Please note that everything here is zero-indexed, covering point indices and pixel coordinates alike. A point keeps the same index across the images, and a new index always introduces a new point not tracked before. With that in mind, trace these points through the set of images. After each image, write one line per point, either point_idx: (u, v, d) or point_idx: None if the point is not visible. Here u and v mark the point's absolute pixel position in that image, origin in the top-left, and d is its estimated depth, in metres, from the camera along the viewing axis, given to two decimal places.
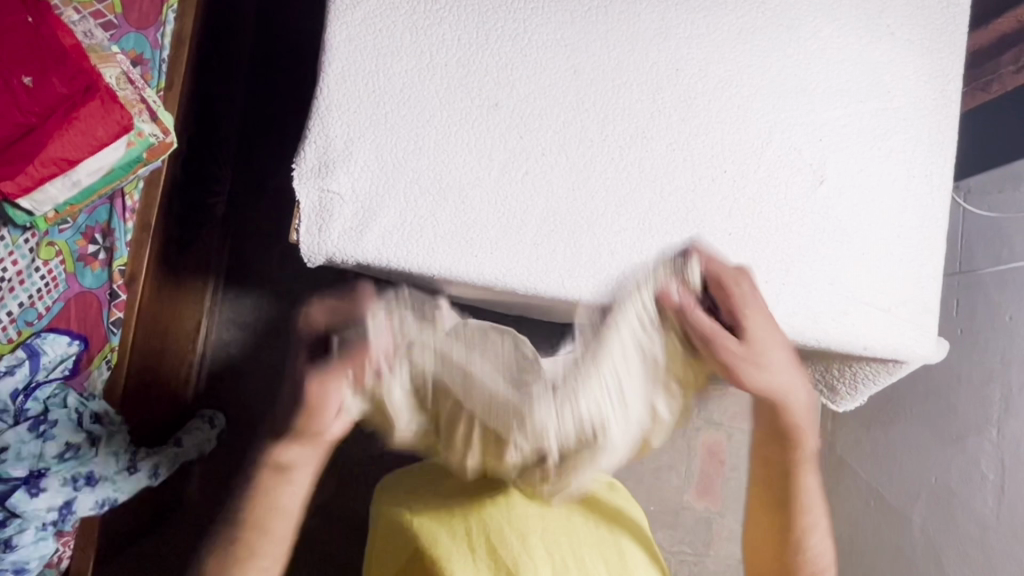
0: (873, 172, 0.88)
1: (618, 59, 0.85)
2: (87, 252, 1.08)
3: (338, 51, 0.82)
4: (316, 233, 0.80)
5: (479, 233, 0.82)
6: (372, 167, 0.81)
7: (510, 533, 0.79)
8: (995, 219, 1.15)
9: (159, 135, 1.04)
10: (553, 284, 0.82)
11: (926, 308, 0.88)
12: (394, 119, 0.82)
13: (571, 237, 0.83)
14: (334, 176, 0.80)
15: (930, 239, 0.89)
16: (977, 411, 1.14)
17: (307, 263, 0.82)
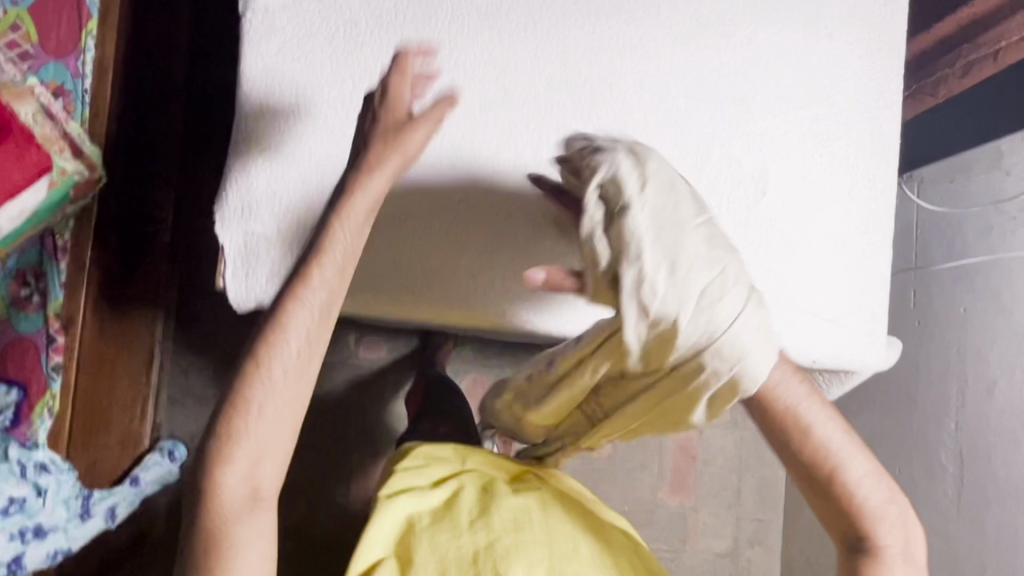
0: (815, 180, 0.86)
1: (547, 77, 0.85)
2: (20, 295, 1.04)
3: (256, 86, 0.81)
4: (249, 281, 0.81)
5: (414, 269, 0.84)
6: (302, 207, 0.81)
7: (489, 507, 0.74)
8: (948, 213, 1.15)
9: (82, 172, 1.01)
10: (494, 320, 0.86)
11: (874, 315, 0.87)
12: (321, 154, 0.82)
13: (508, 264, 0.85)
14: (263, 219, 0.80)
15: (877, 244, 0.87)
16: (937, 403, 1.14)
17: (237, 309, 0.82)
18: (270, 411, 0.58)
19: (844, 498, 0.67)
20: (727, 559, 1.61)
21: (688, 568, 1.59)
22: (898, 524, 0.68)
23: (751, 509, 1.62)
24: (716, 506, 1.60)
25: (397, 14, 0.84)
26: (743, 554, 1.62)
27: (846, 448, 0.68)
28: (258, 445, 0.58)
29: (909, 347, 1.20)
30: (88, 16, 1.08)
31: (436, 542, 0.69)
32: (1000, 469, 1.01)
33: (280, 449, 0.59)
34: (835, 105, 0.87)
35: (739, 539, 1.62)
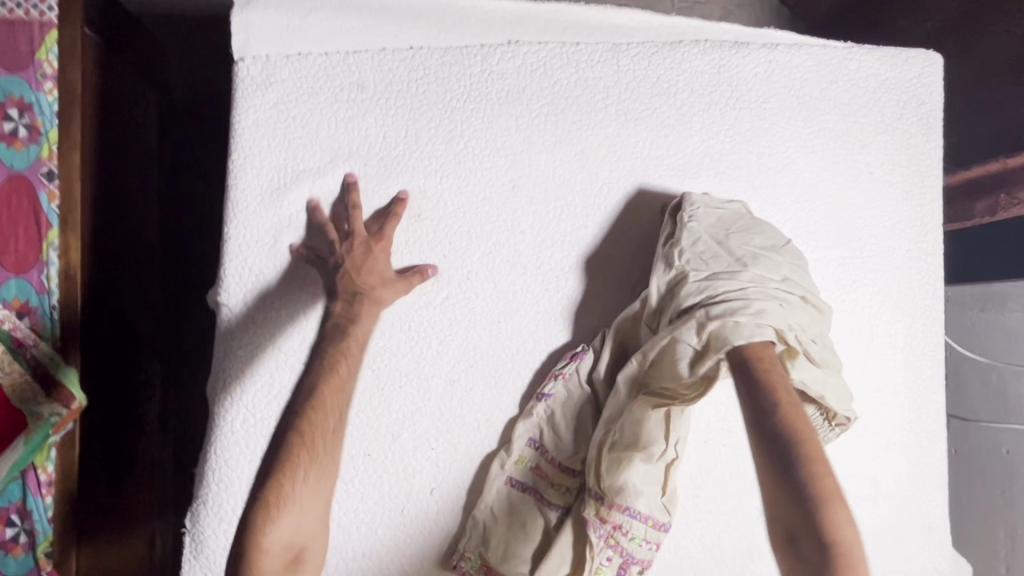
0: (869, 384, 0.79)
1: (564, 175, 0.75)
2: (6, 537, 0.97)
3: (248, 147, 0.72)
4: (199, 549, 0.70)
5: (387, 362, 0.72)
6: (265, 439, 0.71)
7: None
8: (982, 358, 1.08)
9: (61, 411, 0.94)
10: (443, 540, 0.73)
11: (924, 520, 0.80)
12: (298, 316, 0.72)
13: (492, 377, 0.74)
14: (224, 458, 0.70)
15: (925, 442, 0.80)
16: (979, 541, 1.07)
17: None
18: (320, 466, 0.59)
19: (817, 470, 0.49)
20: None
21: None
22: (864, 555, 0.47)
23: None
24: None
25: (409, 84, 0.74)
26: None
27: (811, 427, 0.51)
28: (288, 526, 0.56)
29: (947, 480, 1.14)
30: (49, 224, 0.98)
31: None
32: None
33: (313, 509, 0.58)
34: (889, 292, 0.79)
35: None
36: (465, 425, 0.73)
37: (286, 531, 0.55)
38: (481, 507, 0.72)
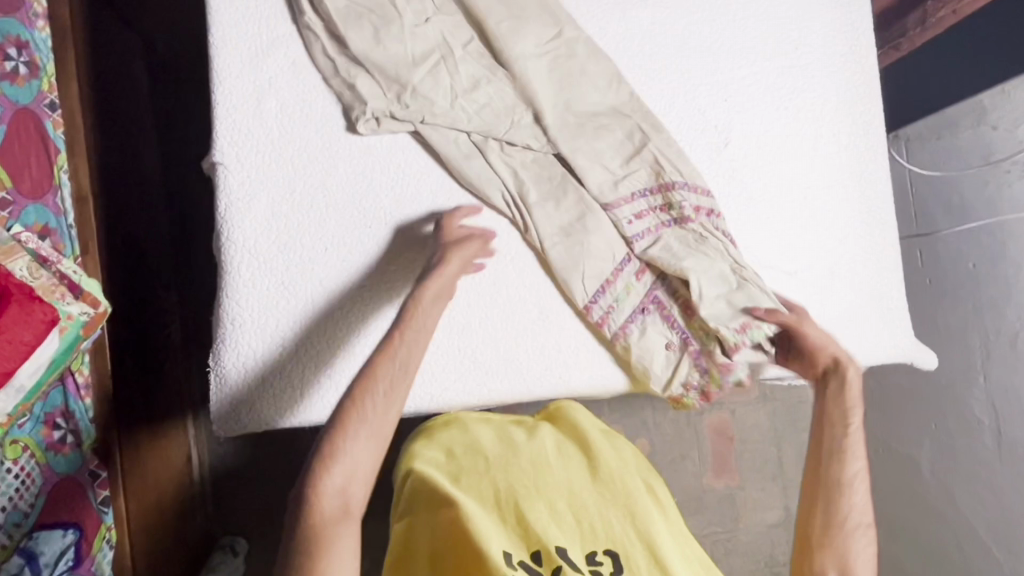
0: (818, 181, 0.85)
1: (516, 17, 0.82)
2: (53, 438, 1.03)
3: (220, 20, 0.79)
4: (222, 385, 0.77)
5: (373, 202, 0.80)
6: (270, 277, 0.77)
7: (467, 474, 0.75)
8: (942, 177, 1.15)
9: (89, 311, 0.98)
10: (458, 370, 0.80)
11: (888, 305, 0.87)
12: (286, 164, 0.79)
13: (469, 209, 0.81)
14: (235, 297, 0.77)
15: (877, 233, 0.87)
16: (959, 357, 1.14)
17: (218, 434, 0.78)
18: (378, 416, 0.60)
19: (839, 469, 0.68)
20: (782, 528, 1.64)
21: (745, 543, 1.62)
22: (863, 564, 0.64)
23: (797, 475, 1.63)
24: (761, 480, 1.62)
25: None
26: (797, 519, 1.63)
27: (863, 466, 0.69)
28: (349, 463, 0.57)
29: (923, 307, 1.21)
30: (57, 149, 1.07)
31: (466, 485, 0.74)
32: None
33: (369, 454, 0.59)
34: (827, 96, 0.87)
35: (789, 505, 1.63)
36: None
37: (351, 459, 0.58)
38: (473, 326, 0.80)
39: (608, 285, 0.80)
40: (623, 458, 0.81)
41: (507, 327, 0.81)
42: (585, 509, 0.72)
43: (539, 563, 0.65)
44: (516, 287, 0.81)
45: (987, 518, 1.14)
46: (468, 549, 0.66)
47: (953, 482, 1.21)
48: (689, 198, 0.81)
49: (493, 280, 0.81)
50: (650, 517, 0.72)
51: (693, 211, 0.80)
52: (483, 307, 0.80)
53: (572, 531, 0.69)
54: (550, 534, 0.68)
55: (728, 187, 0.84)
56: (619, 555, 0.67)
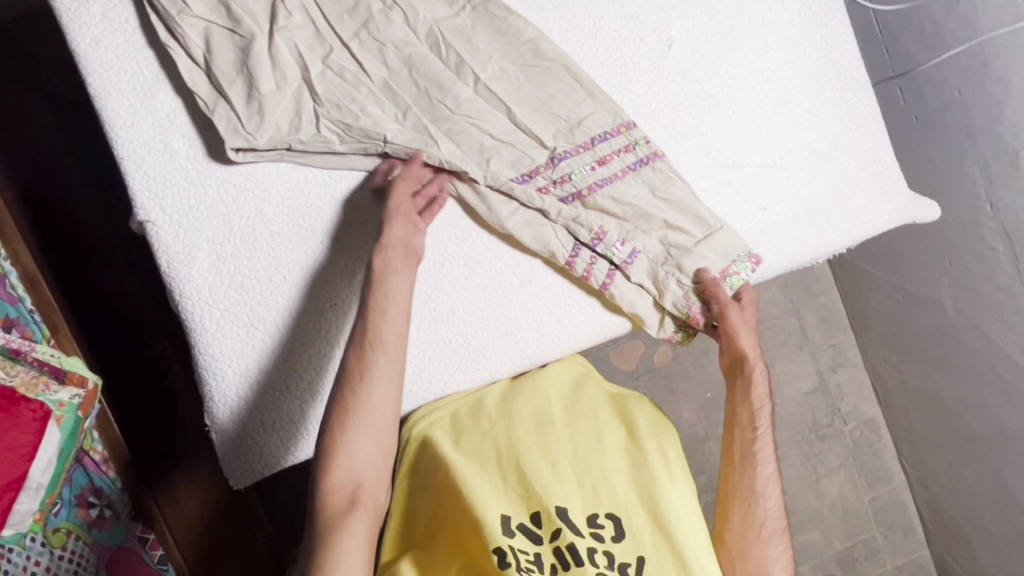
0: (778, 58, 0.78)
1: None
2: (92, 517, 1.02)
3: (94, 63, 0.71)
4: (225, 439, 0.75)
5: (316, 217, 0.74)
6: (238, 324, 0.74)
7: (473, 433, 0.76)
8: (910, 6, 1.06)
9: (79, 391, 0.96)
10: (453, 360, 0.77)
11: (879, 170, 0.81)
12: (215, 201, 0.73)
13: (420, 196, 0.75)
14: (209, 351, 0.73)
15: (852, 98, 0.80)
16: (962, 189, 1.09)
17: (237, 485, 0.77)
18: (377, 411, 0.62)
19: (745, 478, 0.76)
20: (820, 393, 1.64)
21: (786, 417, 1.62)
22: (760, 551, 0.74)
23: (822, 339, 1.63)
24: (789, 353, 1.61)
25: None
26: (831, 381, 1.64)
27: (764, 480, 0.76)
28: (351, 456, 0.61)
29: (917, 147, 1.14)
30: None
31: (467, 447, 0.75)
32: None
33: (370, 447, 0.62)
34: None
35: (821, 371, 1.63)
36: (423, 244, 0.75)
37: (359, 456, 0.61)
38: (457, 311, 0.76)
39: (601, 237, 0.74)
40: (631, 421, 0.78)
41: (494, 302, 0.77)
42: (585, 468, 0.74)
43: (538, 524, 0.70)
44: (490, 257, 0.76)
45: (1018, 341, 1.13)
46: (469, 520, 0.70)
47: (979, 313, 1.19)
48: (613, 160, 0.74)
49: (463, 258, 0.76)
50: (651, 471, 0.73)
51: (620, 174, 0.74)
52: (462, 288, 0.76)
53: (574, 491, 0.72)
54: (550, 495, 0.71)
55: (685, 89, 0.77)
56: (620, 518, 0.70)
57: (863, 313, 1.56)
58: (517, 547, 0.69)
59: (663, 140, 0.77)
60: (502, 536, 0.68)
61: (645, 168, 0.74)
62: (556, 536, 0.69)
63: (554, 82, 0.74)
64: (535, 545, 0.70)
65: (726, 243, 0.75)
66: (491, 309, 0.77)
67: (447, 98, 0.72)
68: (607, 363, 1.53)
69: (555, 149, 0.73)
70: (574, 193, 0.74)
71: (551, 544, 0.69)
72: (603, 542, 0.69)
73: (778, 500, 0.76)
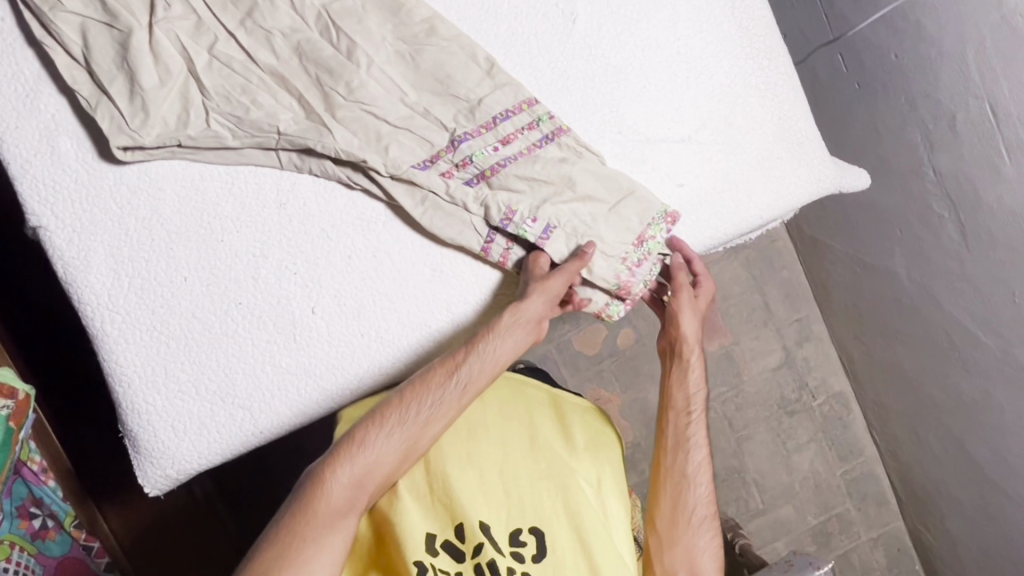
0: (688, 28, 0.76)
1: None
2: (36, 527, 0.98)
3: None
4: (134, 443, 0.73)
5: (214, 214, 0.72)
6: (148, 329, 0.72)
7: None
8: None
9: (9, 402, 0.94)
10: (368, 355, 0.75)
11: (800, 140, 0.79)
12: (107, 204, 0.71)
13: (321, 189, 0.73)
14: (113, 354, 0.72)
15: (767, 65, 0.78)
16: (907, 155, 1.07)
17: (151, 491, 0.76)
18: (421, 427, 0.67)
19: (677, 461, 0.77)
20: (786, 368, 1.62)
21: (753, 394, 1.60)
22: (687, 544, 0.75)
23: (786, 315, 1.61)
24: (753, 330, 1.59)
25: None
26: (798, 356, 1.62)
27: (694, 463, 0.77)
28: (372, 455, 0.66)
29: (861, 113, 1.12)
30: None
31: None
32: (993, 202, 0.96)
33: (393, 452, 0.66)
34: None
35: (787, 346, 1.62)
36: (327, 238, 0.73)
37: (379, 456, 0.66)
38: (367, 303, 0.74)
39: (511, 217, 0.71)
40: (569, 432, 0.76)
41: (405, 293, 0.75)
42: (515, 481, 0.71)
43: (461, 540, 0.69)
44: (395, 247, 0.74)
45: (967, 307, 1.12)
46: (391, 533, 0.69)
47: (931, 282, 1.18)
48: (516, 140, 0.71)
49: (369, 249, 0.74)
50: (580, 486, 0.72)
51: (524, 154, 0.71)
52: (369, 282, 0.74)
53: (498, 505, 0.70)
54: (473, 510, 0.69)
55: (591, 65, 0.74)
56: (542, 535, 0.69)
57: (826, 286, 1.54)
58: (438, 566, 0.68)
59: (571, 120, 0.74)
60: (423, 554, 0.68)
61: (550, 146, 0.72)
62: (477, 554, 0.68)
63: (453, 63, 0.71)
64: (456, 563, 0.69)
65: (646, 202, 0.73)
66: (401, 299, 0.75)
67: (342, 86, 0.69)
68: (568, 349, 1.52)
69: (455, 131, 0.70)
70: (480, 167, 0.71)
71: (472, 561, 0.68)
72: (523, 561, 0.68)
73: (709, 486, 0.77)
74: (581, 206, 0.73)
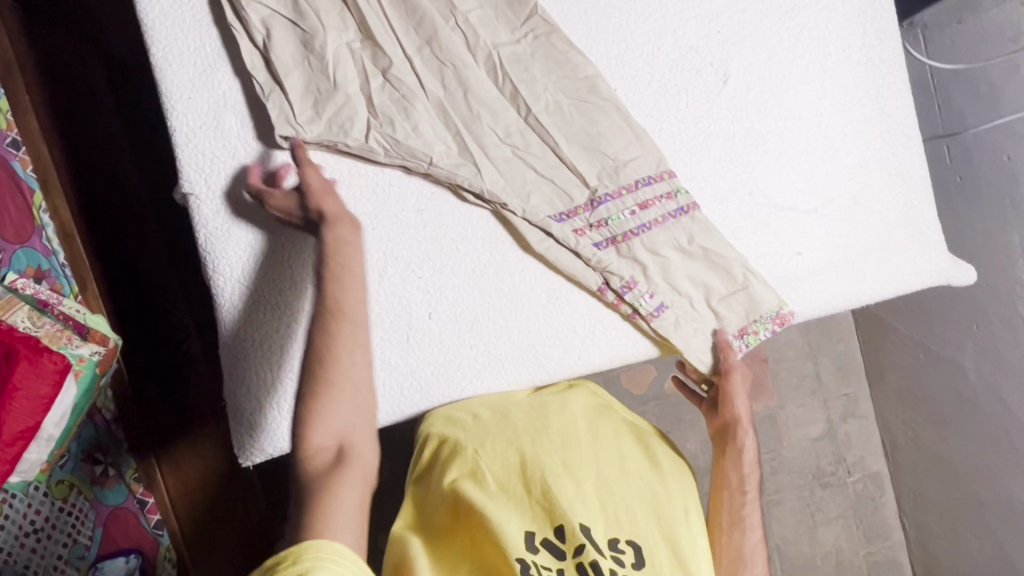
0: (831, 105, 0.78)
1: None
2: (97, 474, 1.04)
3: (160, 35, 0.72)
4: (238, 414, 0.75)
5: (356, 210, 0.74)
6: (275, 309, 0.74)
7: (495, 437, 0.76)
8: (967, 69, 1.05)
9: (99, 349, 0.98)
10: (472, 367, 0.77)
11: (922, 228, 0.80)
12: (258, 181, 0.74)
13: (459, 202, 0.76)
14: (235, 326, 0.74)
15: (900, 153, 0.80)
16: (999, 254, 1.08)
17: (244, 464, 0.76)
18: (350, 371, 0.58)
19: (731, 540, 0.74)
20: (827, 441, 1.62)
21: (791, 460, 1.60)
22: None
23: (835, 387, 1.62)
24: (801, 397, 1.59)
25: None
26: (840, 430, 1.62)
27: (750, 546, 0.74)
28: (332, 424, 0.56)
29: (957, 207, 1.13)
30: (30, 189, 1.02)
31: (490, 449, 0.75)
32: None
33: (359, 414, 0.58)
34: (833, 6, 0.79)
35: (831, 419, 1.62)
36: (456, 251, 0.76)
37: (334, 417, 0.56)
38: (482, 319, 0.76)
39: (631, 285, 0.75)
40: (654, 455, 0.79)
41: (520, 315, 0.77)
42: (611, 495, 0.73)
43: (562, 538, 0.68)
44: (519, 272, 0.77)
45: None
46: (487, 530, 0.68)
47: (1000, 380, 1.18)
48: (654, 205, 0.75)
49: (494, 269, 0.76)
50: (671, 510, 0.73)
51: (660, 220, 0.75)
52: (488, 298, 0.76)
53: (596, 512, 0.71)
54: (574, 511, 0.70)
55: (734, 126, 0.77)
56: (641, 546, 0.69)
57: (881, 367, 1.55)
58: (539, 564, 0.67)
59: (706, 175, 0.76)
60: (524, 551, 0.66)
61: (684, 218, 0.75)
62: (579, 553, 0.67)
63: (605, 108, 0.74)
64: (557, 561, 0.67)
65: (760, 299, 0.75)
66: (513, 318, 0.77)
67: (505, 115, 0.74)
68: (617, 385, 1.52)
69: (596, 191, 0.75)
70: (614, 236, 0.74)
71: (575, 560, 0.67)
72: (624, 566, 0.67)
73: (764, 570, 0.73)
74: (696, 292, 0.76)
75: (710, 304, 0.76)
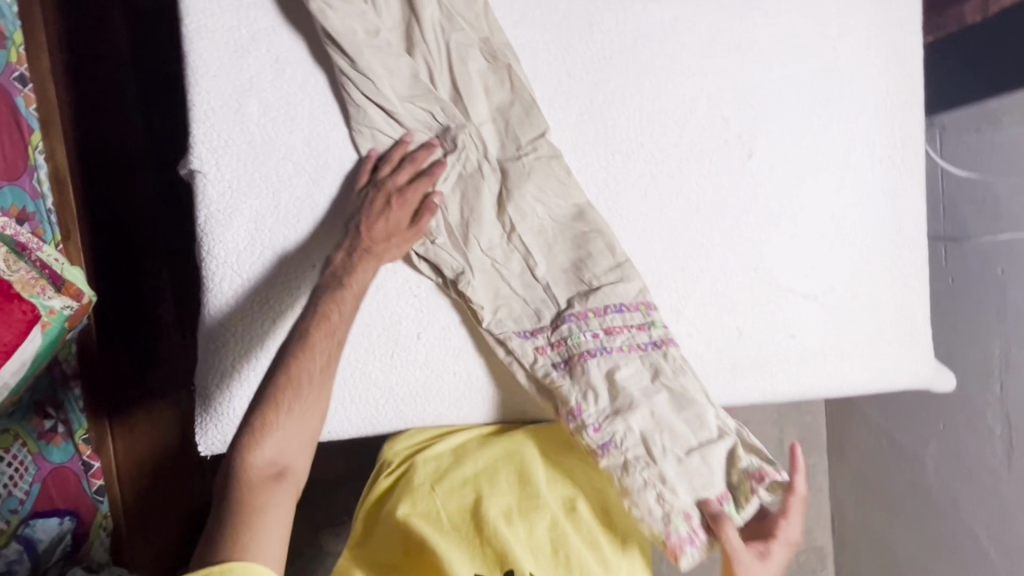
0: (847, 197, 0.79)
1: (521, 12, 0.73)
2: (45, 428, 1.02)
3: (197, 9, 0.70)
4: (208, 403, 0.73)
5: None
6: (263, 304, 0.73)
7: (456, 476, 0.77)
8: (978, 179, 1.07)
9: (72, 303, 0.94)
10: (451, 396, 0.76)
11: (915, 332, 0.81)
12: (269, 171, 0.72)
13: None
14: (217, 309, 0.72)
15: (905, 255, 0.81)
16: (978, 361, 1.10)
17: (202, 453, 0.75)
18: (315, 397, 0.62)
19: None
20: None
21: None
22: None
23: None
24: None
25: None
26: None
27: None
28: (280, 438, 0.59)
29: (945, 308, 1.16)
30: (29, 128, 1.00)
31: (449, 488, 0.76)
32: None
33: (302, 436, 0.61)
34: (867, 102, 0.79)
35: None
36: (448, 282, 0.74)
37: (281, 444, 0.59)
38: (469, 350, 0.76)
39: (578, 412, 0.71)
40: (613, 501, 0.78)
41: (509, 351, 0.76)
42: (563, 543, 0.74)
43: None
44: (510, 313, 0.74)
45: (986, 521, 1.14)
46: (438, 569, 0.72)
47: (956, 483, 1.20)
48: (621, 333, 0.73)
49: None
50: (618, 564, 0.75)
51: (625, 349, 0.73)
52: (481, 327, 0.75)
53: (545, 561, 0.74)
54: (522, 560, 0.72)
55: (751, 202, 0.77)
56: None
57: (844, 445, 1.57)
58: None
59: (714, 245, 0.77)
60: None
61: (656, 351, 0.73)
62: None
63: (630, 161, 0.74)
64: None
65: (728, 458, 0.71)
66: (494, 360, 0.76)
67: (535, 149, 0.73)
68: None
69: (562, 310, 0.74)
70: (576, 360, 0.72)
71: None
72: None
73: None
74: (651, 429, 0.71)
75: (666, 455, 0.71)
